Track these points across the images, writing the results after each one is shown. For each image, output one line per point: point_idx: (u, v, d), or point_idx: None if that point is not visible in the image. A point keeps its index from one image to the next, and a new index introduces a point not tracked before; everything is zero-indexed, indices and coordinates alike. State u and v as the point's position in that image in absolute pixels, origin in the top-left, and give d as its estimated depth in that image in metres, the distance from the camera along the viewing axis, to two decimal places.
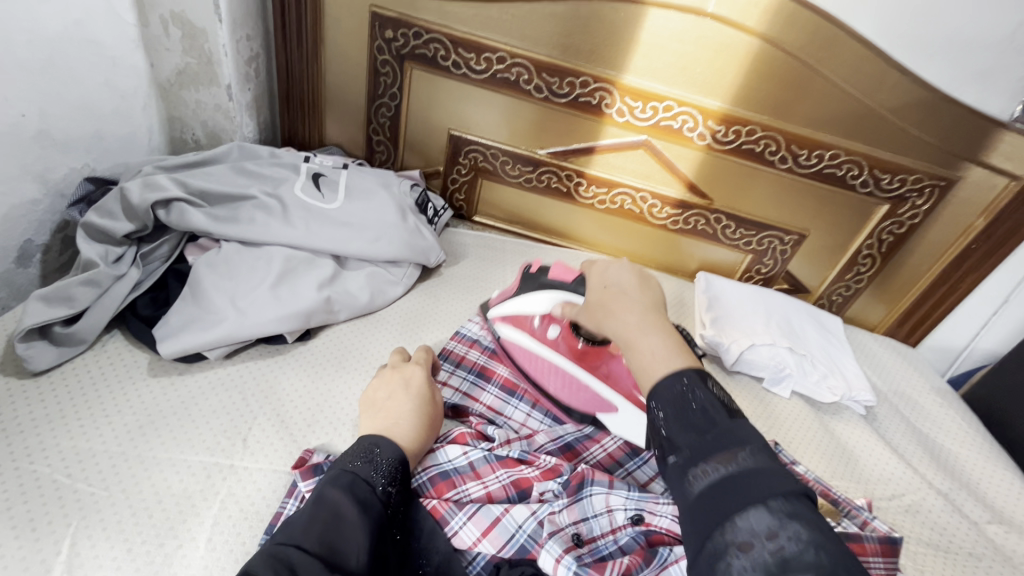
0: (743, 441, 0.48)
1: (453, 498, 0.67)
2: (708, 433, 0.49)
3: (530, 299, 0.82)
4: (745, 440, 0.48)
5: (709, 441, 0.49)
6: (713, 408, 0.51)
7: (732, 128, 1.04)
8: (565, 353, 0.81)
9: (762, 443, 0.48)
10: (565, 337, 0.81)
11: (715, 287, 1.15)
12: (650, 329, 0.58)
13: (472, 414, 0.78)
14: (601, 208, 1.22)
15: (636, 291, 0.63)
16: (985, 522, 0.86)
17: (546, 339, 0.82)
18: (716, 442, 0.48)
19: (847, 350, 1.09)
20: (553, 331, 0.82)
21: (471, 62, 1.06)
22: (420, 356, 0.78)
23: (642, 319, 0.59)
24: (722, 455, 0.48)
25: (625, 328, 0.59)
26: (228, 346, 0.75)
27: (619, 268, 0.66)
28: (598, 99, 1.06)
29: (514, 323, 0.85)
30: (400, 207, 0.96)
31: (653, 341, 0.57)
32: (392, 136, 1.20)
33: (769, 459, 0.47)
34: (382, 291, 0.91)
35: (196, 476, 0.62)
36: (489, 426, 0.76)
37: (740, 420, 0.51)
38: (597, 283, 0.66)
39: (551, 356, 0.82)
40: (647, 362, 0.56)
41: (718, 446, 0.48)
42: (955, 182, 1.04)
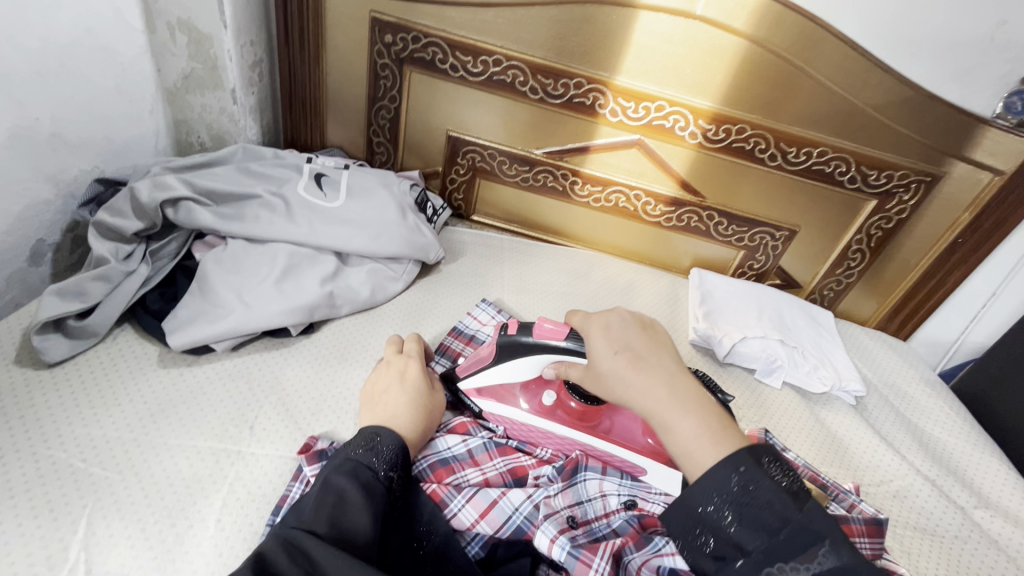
0: (819, 536, 0.49)
1: (452, 482, 0.69)
2: (781, 533, 0.50)
3: (515, 369, 0.75)
4: (820, 532, 0.49)
5: (786, 543, 0.49)
6: (779, 501, 0.51)
7: (722, 126, 1.07)
8: (564, 419, 0.76)
9: (837, 531, 0.50)
10: (559, 402, 0.76)
11: (709, 282, 1.17)
12: (685, 410, 0.57)
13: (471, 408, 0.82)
14: (596, 206, 1.24)
15: (656, 359, 0.61)
16: (972, 507, 0.88)
17: (541, 407, 0.77)
18: (792, 543, 0.49)
19: (838, 342, 1.11)
20: (546, 398, 0.77)
21: (468, 65, 1.09)
22: (412, 347, 0.79)
23: (672, 395, 0.58)
24: (802, 554, 0.49)
25: (659, 409, 0.57)
26: (234, 339, 0.78)
27: (628, 328, 0.64)
28: (592, 100, 1.09)
29: (499, 398, 0.78)
30: (400, 206, 0.99)
31: (691, 423, 0.56)
32: (392, 138, 1.23)
33: (847, 550, 0.49)
34: (383, 287, 0.94)
35: (206, 461, 0.65)
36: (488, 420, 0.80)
37: (806, 505, 0.51)
38: (608, 344, 0.63)
39: (551, 427, 0.76)
40: (691, 449, 0.55)
41: (793, 548, 0.49)
42: (940, 178, 1.06)
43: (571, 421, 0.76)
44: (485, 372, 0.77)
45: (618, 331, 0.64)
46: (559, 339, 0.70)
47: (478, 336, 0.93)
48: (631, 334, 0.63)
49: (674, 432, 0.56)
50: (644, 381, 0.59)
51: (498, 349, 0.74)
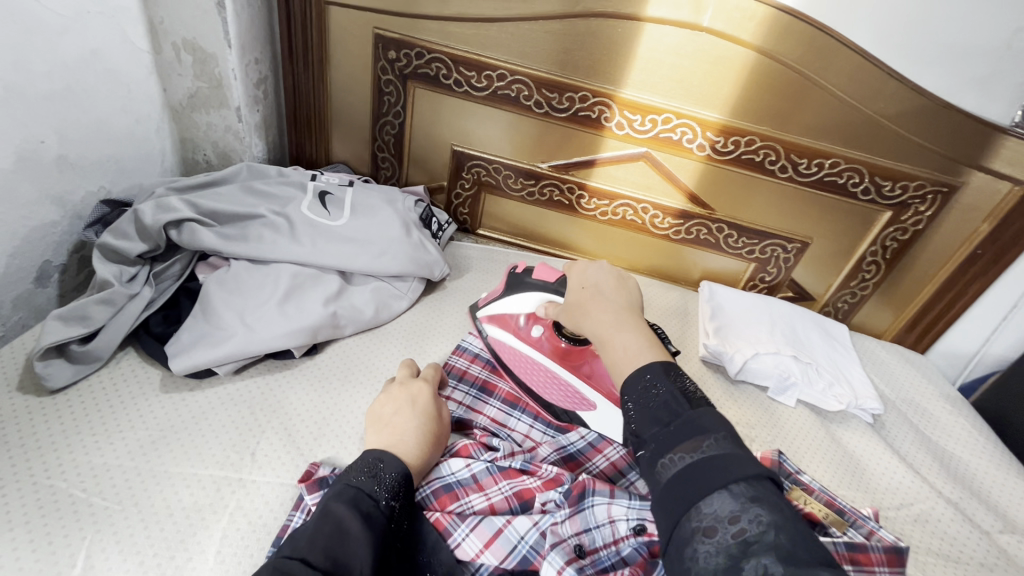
0: (708, 431, 0.52)
1: (456, 510, 0.67)
2: (672, 425, 0.54)
3: (513, 299, 0.87)
4: (709, 427, 0.52)
5: (674, 434, 0.53)
6: (672, 399, 0.56)
7: (731, 138, 1.05)
8: (548, 351, 0.85)
9: (725, 430, 0.52)
10: (549, 337, 0.85)
11: (719, 296, 1.15)
12: (623, 329, 0.65)
13: (475, 428, 0.79)
14: (603, 219, 1.23)
15: (612, 294, 0.70)
16: (997, 532, 0.84)
17: (530, 338, 0.86)
18: (679, 433, 0.53)
19: (853, 357, 1.08)
20: (537, 331, 0.86)
21: (472, 80, 1.09)
22: (428, 373, 0.79)
23: (616, 318, 0.66)
24: (687, 444, 0.52)
25: (600, 328, 0.66)
26: (237, 363, 0.77)
27: (598, 270, 0.73)
28: (597, 113, 1.08)
29: (500, 323, 0.89)
30: (404, 222, 0.98)
31: (625, 339, 0.64)
32: (397, 153, 1.23)
33: (733, 446, 0.51)
34: (387, 305, 0.93)
35: (206, 489, 0.64)
36: (494, 439, 0.77)
37: (699, 407, 0.55)
38: (577, 283, 0.73)
39: (534, 355, 0.86)
40: (620, 358, 0.62)
41: (681, 437, 0.53)
42: (957, 188, 1.03)
43: (553, 354, 0.85)
44: (497, 298, 0.90)
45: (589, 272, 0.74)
46: (549, 280, 0.84)
47: (483, 355, 0.91)
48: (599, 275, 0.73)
49: (608, 345, 0.64)
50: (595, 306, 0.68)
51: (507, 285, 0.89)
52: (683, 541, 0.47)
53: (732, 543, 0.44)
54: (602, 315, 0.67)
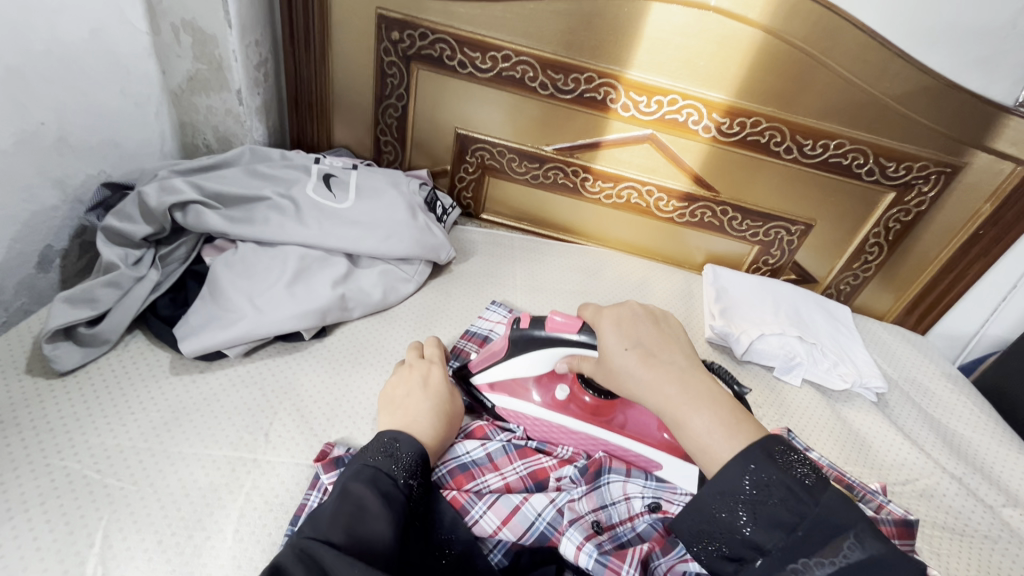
0: (841, 528, 0.49)
1: (473, 489, 0.67)
2: (798, 529, 0.50)
3: (525, 363, 0.74)
4: (841, 524, 0.49)
5: (806, 540, 0.49)
6: (792, 495, 0.51)
7: (736, 120, 1.05)
8: (576, 414, 0.75)
9: (862, 521, 0.49)
10: (573, 396, 0.76)
11: (723, 278, 1.16)
12: (698, 404, 0.57)
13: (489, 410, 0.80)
14: (608, 203, 1.22)
15: (668, 354, 0.62)
16: (1000, 505, 0.86)
17: (555, 402, 0.76)
18: (812, 539, 0.49)
19: (857, 338, 1.09)
20: (560, 393, 0.76)
21: (477, 61, 1.07)
22: (432, 351, 0.79)
23: (686, 391, 0.58)
24: (825, 549, 0.49)
25: (671, 404, 0.58)
26: (247, 344, 0.77)
27: (636, 326, 0.64)
28: (603, 95, 1.07)
29: (512, 391, 0.77)
30: (410, 205, 0.98)
31: (703, 419, 0.56)
32: (399, 136, 1.21)
33: (871, 540, 0.48)
34: (394, 288, 0.93)
35: (221, 469, 0.64)
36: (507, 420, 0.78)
37: (823, 497, 0.51)
38: (618, 342, 0.63)
39: (562, 422, 0.75)
40: (706, 443, 0.55)
41: (814, 542, 0.49)
42: (960, 168, 1.04)
43: (584, 415, 0.74)
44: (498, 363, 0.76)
45: (627, 324, 0.64)
46: (571, 333, 0.70)
47: (491, 337, 0.91)
48: (640, 329, 0.64)
49: (685, 426, 0.57)
50: (657, 376, 0.59)
51: (510, 344, 0.74)
52: None
53: None
54: (667, 388, 0.59)
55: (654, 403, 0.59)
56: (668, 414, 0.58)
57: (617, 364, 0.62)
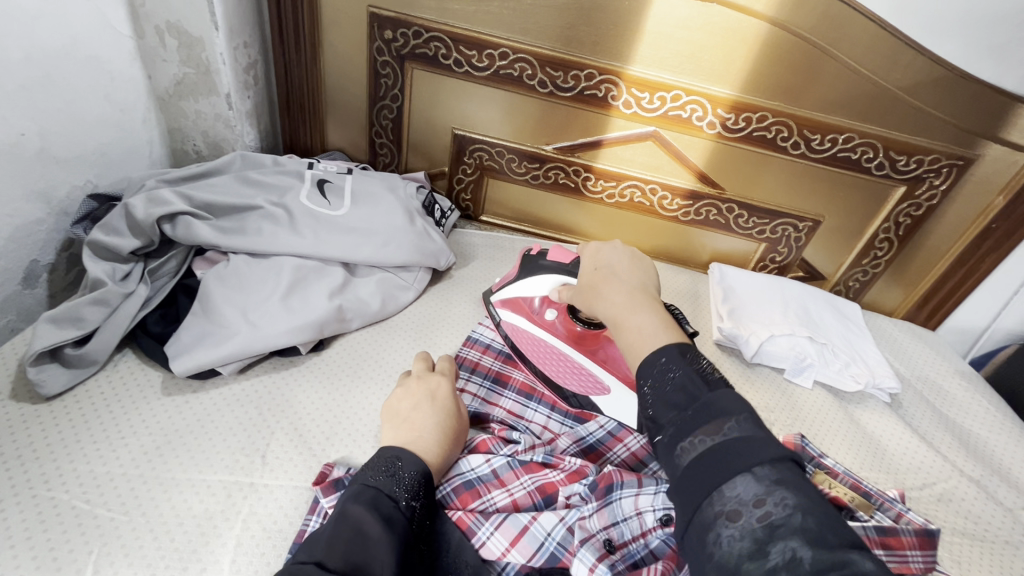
0: (728, 412, 0.50)
1: (478, 508, 0.65)
2: (689, 409, 0.51)
3: (527, 281, 0.83)
4: (730, 409, 0.50)
5: (692, 418, 0.51)
6: (690, 381, 0.53)
7: (742, 115, 1.02)
8: (561, 334, 0.83)
9: (747, 411, 0.50)
10: (563, 319, 0.83)
11: (730, 277, 1.14)
12: (638, 309, 0.61)
13: (493, 421, 0.76)
14: (610, 202, 1.19)
15: (628, 274, 0.66)
16: (1020, 509, 0.84)
17: (544, 322, 0.84)
18: (698, 418, 0.50)
19: (868, 336, 1.07)
20: (551, 314, 0.83)
21: (473, 60, 1.04)
22: (444, 365, 0.75)
23: (630, 299, 0.62)
24: (708, 427, 0.49)
25: (615, 308, 0.63)
26: (240, 362, 0.74)
27: (613, 251, 0.69)
28: (604, 92, 1.04)
29: (513, 307, 0.86)
30: (407, 210, 0.96)
31: (640, 320, 0.60)
32: (395, 138, 1.18)
33: (755, 426, 0.48)
34: (393, 296, 0.90)
35: (217, 496, 0.61)
36: (513, 432, 0.75)
37: (719, 390, 0.52)
38: (591, 263, 0.69)
39: (547, 339, 0.83)
40: (633, 340, 0.59)
41: (701, 420, 0.50)
42: (973, 161, 1.01)
43: (567, 338, 0.82)
44: (511, 282, 0.86)
45: (601, 250, 0.71)
46: (563, 262, 0.79)
47: (495, 346, 0.89)
48: (610, 253, 0.69)
49: (623, 326, 0.61)
50: (610, 286, 0.65)
51: (520, 268, 0.85)
52: (704, 525, 0.45)
53: (757, 528, 0.42)
54: (616, 296, 0.64)
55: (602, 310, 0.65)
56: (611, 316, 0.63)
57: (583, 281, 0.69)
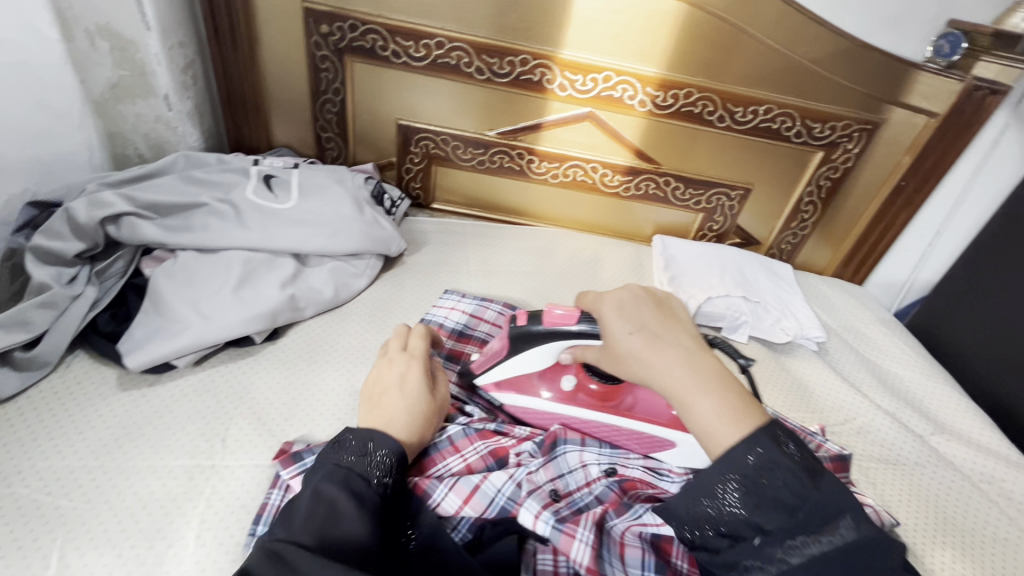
0: (839, 511, 0.51)
1: (435, 474, 0.68)
2: (798, 511, 0.51)
3: (529, 355, 0.74)
4: (841, 507, 0.51)
5: (804, 520, 0.51)
6: (794, 479, 0.52)
7: (670, 92, 1.08)
8: (586, 402, 0.76)
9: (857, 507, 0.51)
10: (580, 385, 0.76)
11: (671, 248, 1.22)
12: (705, 387, 0.57)
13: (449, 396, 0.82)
14: (555, 182, 1.24)
15: (672, 335, 0.61)
16: (929, 434, 0.93)
17: (563, 393, 0.77)
18: (810, 521, 0.51)
19: (797, 292, 1.17)
20: (567, 383, 0.77)
21: (410, 50, 1.07)
22: (416, 343, 0.76)
23: (693, 373, 0.58)
24: (822, 529, 0.50)
25: (679, 385, 0.57)
26: (196, 353, 0.76)
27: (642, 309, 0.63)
28: (539, 76, 1.08)
29: (519, 388, 0.78)
30: (356, 201, 1.01)
31: (710, 401, 0.56)
32: (340, 132, 1.20)
33: (868, 526, 0.50)
34: (346, 285, 0.93)
35: (179, 479, 0.63)
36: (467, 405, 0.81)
37: (823, 483, 0.52)
38: (623, 326, 0.62)
39: (575, 413, 0.76)
40: (711, 426, 0.55)
41: (813, 524, 0.51)
42: (879, 125, 1.10)
43: (595, 403, 0.76)
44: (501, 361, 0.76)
45: (632, 306, 0.64)
46: (570, 327, 0.69)
47: (447, 324, 0.92)
48: (645, 310, 0.64)
49: (695, 407, 0.56)
50: (663, 356, 0.59)
51: (510, 342, 0.74)
52: None
53: None
54: (672, 370, 0.58)
55: (660, 385, 0.59)
56: (678, 394, 0.57)
57: (624, 348, 0.61)
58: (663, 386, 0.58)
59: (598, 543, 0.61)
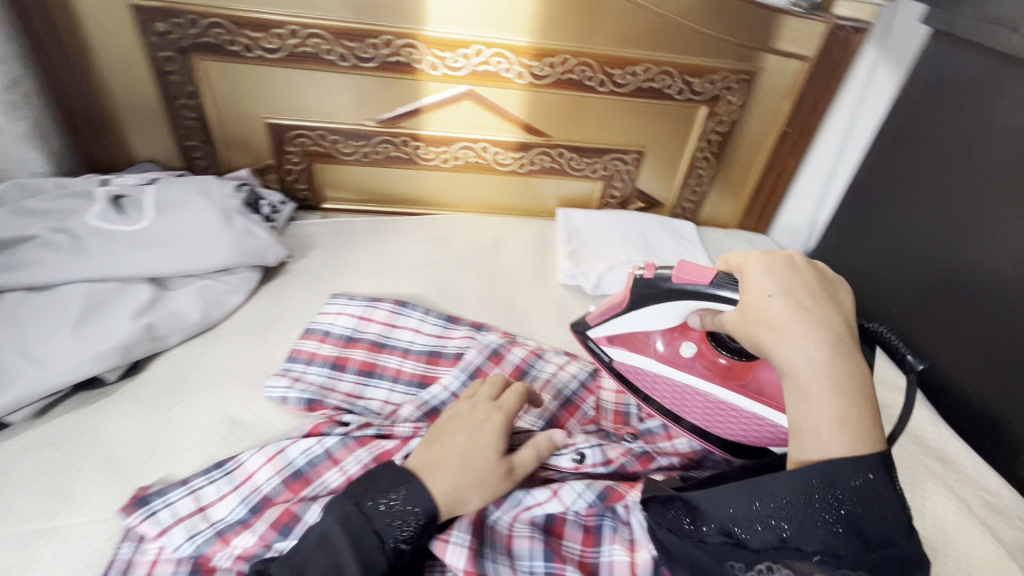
0: (916, 565, 0.49)
1: (309, 494, 0.61)
2: (874, 549, 0.49)
3: (649, 312, 0.70)
4: (919, 563, 0.50)
5: (877, 557, 0.49)
6: (892, 521, 0.50)
7: (545, 61, 1.05)
8: (704, 372, 0.72)
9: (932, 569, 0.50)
10: (701, 354, 0.73)
11: (574, 220, 1.20)
12: (833, 386, 0.51)
13: (326, 407, 0.73)
14: (447, 166, 1.19)
15: (818, 317, 0.54)
16: None
17: (680, 360, 0.74)
18: (880, 562, 0.49)
19: (697, 249, 1.18)
20: (687, 350, 0.74)
21: (262, 42, 0.99)
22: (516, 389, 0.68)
23: (830, 365, 0.51)
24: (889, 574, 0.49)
25: (804, 370, 0.52)
26: (33, 405, 0.68)
27: (795, 280, 0.56)
28: (407, 57, 1.02)
29: (635, 348, 0.76)
30: (224, 211, 0.93)
31: (828, 406, 0.51)
32: (206, 138, 1.10)
33: None
34: (217, 303, 0.86)
35: (11, 549, 0.57)
36: (346, 415, 0.72)
37: (914, 536, 0.51)
38: (760, 288, 0.56)
39: (688, 380, 0.72)
40: (817, 424, 0.51)
41: (883, 566, 0.49)
42: (756, 73, 1.10)
43: (714, 376, 0.72)
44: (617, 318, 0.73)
45: (798, 270, 0.58)
46: (703, 284, 0.63)
47: (333, 332, 0.87)
48: (813, 281, 0.57)
49: (814, 402, 0.51)
50: (809, 333, 0.52)
51: (634, 298, 0.70)
52: None
53: None
54: (811, 353, 0.52)
55: (786, 363, 0.53)
56: (803, 378, 0.52)
57: (761, 308, 0.55)
58: (788, 364, 0.53)
59: (479, 541, 0.59)
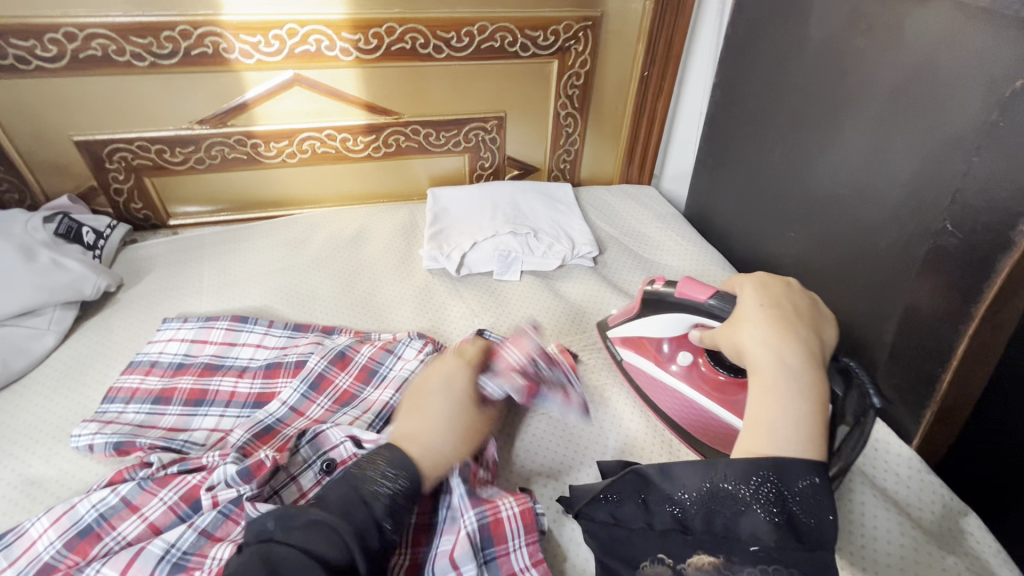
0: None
1: (99, 553, 0.55)
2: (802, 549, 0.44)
3: (656, 323, 0.73)
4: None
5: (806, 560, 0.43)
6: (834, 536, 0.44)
7: (369, 33, 0.97)
8: (698, 383, 0.71)
9: None
10: (698, 366, 0.73)
11: (444, 198, 1.12)
12: (799, 391, 0.47)
13: (138, 449, 0.65)
14: (296, 161, 1.10)
15: (798, 329, 0.51)
16: None
17: (674, 367, 0.74)
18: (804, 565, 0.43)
19: (574, 211, 1.12)
20: (684, 359, 0.73)
21: (37, 51, 0.88)
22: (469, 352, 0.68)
23: (797, 371, 0.48)
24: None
25: (773, 370, 0.48)
26: None
27: (786, 296, 0.55)
28: (213, 47, 0.93)
29: (637, 349, 0.77)
30: (24, 248, 0.84)
31: (790, 407, 0.46)
32: (7, 168, 0.98)
33: None
34: (20, 351, 0.78)
35: None
36: (156, 454, 0.64)
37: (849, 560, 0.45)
38: (755, 300, 0.55)
39: (678, 385, 0.73)
40: (773, 421, 0.46)
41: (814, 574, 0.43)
42: (599, 19, 1.06)
43: (705, 386, 0.71)
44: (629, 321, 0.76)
45: (793, 292, 0.56)
46: (701, 300, 0.64)
47: (161, 361, 0.79)
48: (804, 304, 0.54)
49: (779, 399, 0.47)
50: (786, 338, 0.50)
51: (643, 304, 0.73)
52: None
53: None
54: (785, 355, 0.49)
55: (757, 359, 0.50)
56: (771, 375, 0.48)
57: (746, 317, 0.54)
58: (759, 360, 0.50)
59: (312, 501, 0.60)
